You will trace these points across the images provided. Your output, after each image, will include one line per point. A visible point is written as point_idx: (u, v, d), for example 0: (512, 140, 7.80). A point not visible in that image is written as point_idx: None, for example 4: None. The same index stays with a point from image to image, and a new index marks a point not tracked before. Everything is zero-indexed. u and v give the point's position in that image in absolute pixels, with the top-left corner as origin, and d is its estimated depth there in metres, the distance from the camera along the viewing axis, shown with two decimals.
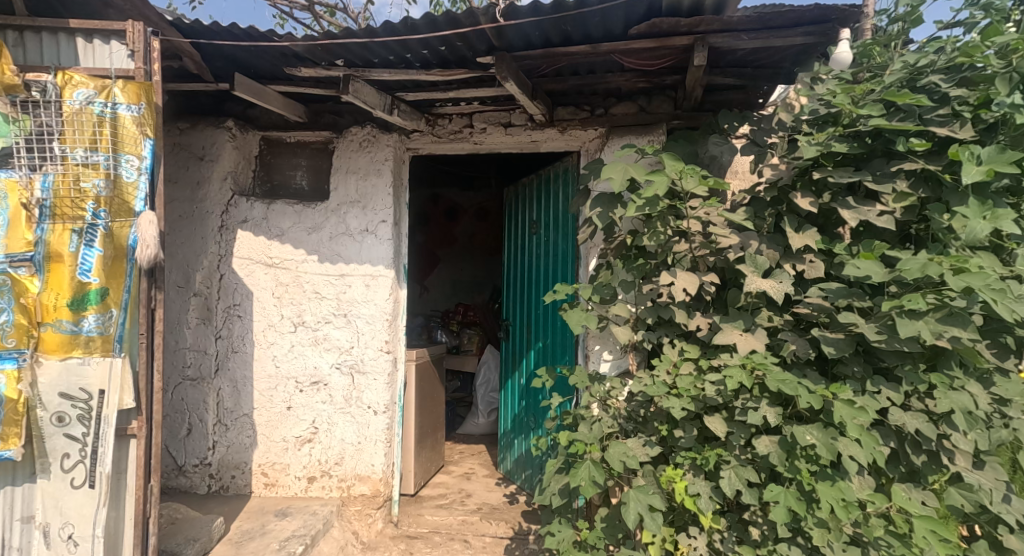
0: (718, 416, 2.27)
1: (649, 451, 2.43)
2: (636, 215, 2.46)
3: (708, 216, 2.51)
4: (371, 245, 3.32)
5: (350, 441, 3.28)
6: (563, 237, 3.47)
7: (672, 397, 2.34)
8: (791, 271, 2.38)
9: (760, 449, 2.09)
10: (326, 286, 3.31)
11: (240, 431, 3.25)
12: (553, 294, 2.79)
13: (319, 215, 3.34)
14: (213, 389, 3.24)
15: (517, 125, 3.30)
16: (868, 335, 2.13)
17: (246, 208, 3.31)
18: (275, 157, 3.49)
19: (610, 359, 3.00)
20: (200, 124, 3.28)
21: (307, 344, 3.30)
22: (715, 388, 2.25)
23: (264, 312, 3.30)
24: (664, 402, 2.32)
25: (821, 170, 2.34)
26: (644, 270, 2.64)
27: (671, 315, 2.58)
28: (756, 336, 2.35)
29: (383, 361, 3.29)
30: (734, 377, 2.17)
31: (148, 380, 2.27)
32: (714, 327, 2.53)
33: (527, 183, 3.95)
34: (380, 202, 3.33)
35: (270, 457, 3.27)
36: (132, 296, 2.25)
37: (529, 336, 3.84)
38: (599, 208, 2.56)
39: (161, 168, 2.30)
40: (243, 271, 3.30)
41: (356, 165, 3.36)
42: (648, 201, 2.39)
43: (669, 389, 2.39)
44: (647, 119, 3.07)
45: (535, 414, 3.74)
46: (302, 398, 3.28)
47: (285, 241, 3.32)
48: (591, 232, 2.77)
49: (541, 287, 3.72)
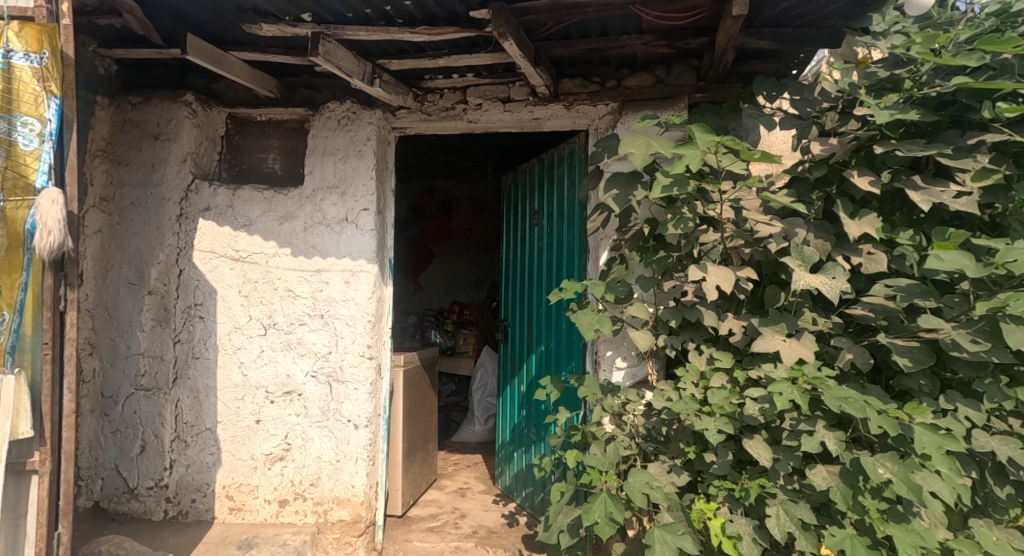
0: (761, 440, 1.89)
1: (676, 481, 2.05)
2: (659, 197, 2.05)
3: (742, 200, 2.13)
4: (351, 237, 2.93)
5: (328, 459, 2.89)
6: (570, 227, 3.08)
7: (704, 416, 1.96)
8: (845, 265, 1.99)
9: (817, 484, 1.70)
10: (300, 284, 2.92)
11: (201, 449, 2.86)
12: (559, 293, 2.39)
13: (292, 203, 2.94)
14: (171, 400, 2.83)
15: (516, 100, 2.91)
16: (961, 344, 1.77)
17: (208, 194, 2.89)
18: (244, 138, 3.08)
19: (624, 367, 2.61)
20: (154, 98, 2.84)
21: (279, 349, 2.92)
22: (757, 406, 1.87)
23: (230, 313, 2.90)
24: (695, 423, 1.95)
25: (884, 143, 1.95)
26: (665, 265, 2.27)
27: (699, 316, 2.19)
28: (802, 342, 1.97)
29: (364, 369, 2.90)
30: (782, 394, 1.78)
31: (55, 404, 1.94)
32: (750, 331, 2.15)
33: (528, 168, 3.55)
34: (361, 188, 2.94)
35: (236, 477, 2.88)
36: (29, 295, 1.95)
37: (530, 339, 3.45)
38: (615, 190, 2.16)
39: (69, 135, 1.99)
40: (206, 265, 2.89)
41: (334, 145, 2.95)
42: (676, 181, 1.98)
43: (699, 406, 2.02)
44: (666, 91, 2.69)
45: (538, 426, 3.35)
46: (273, 409, 2.90)
47: (253, 232, 2.92)
48: (603, 219, 2.41)
49: (544, 283, 3.33)
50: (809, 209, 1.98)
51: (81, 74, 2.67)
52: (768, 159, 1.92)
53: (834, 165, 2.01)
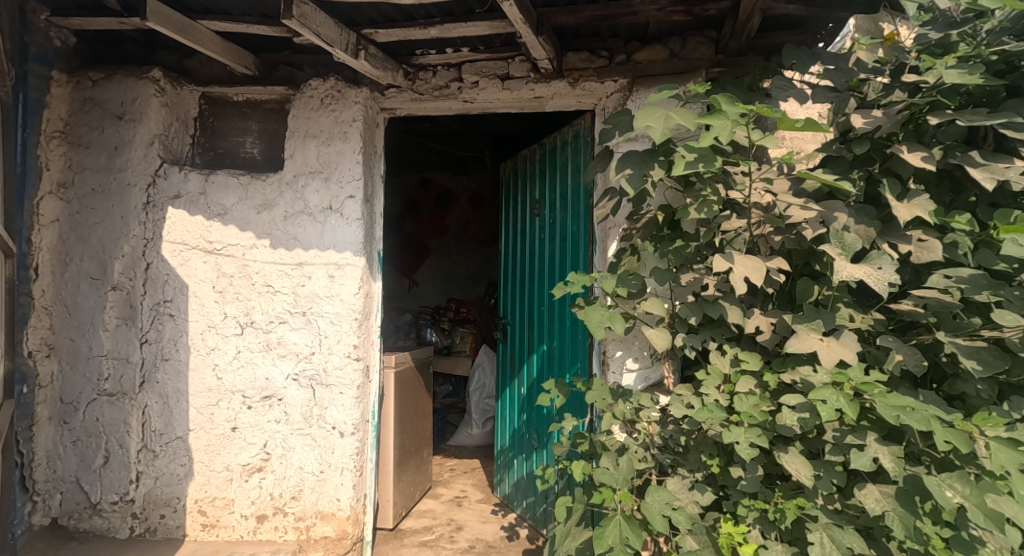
0: (798, 455, 1.65)
1: (699, 500, 1.81)
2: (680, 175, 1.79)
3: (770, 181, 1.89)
4: (336, 227, 2.68)
5: (311, 470, 2.65)
6: (575, 218, 2.83)
7: (732, 427, 1.73)
8: (892, 254, 1.74)
9: (870, 508, 1.47)
10: (279, 279, 2.68)
11: (171, 459, 2.61)
12: (564, 287, 2.14)
13: (270, 189, 2.69)
14: (137, 406, 2.58)
15: (516, 77, 2.66)
16: None
17: (179, 180, 2.64)
18: (219, 120, 2.83)
19: (636, 369, 2.37)
20: (117, 74, 2.59)
21: (257, 350, 2.67)
22: (796, 416, 1.63)
23: (203, 311, 2.66)
24: (723, 435, 1.71)
25: (940, 113, 1.70)
26: (684, 256, 2.03)
27: (722, 313, 1.97)
28: (843, 341, 1.73)
29: (351, 371, 2.67)
30: (827, 402, 1.53)
31: None
32: (780, 329, 1.91)
33: (529, 154, 3.29)
34: (346, 173, 2.69)
35: (209, 491, 2.63)
36: None
37: (531, 338, 3.20)
38: (629, 169, 1.91)
39: None
40: (176, 258, 2.64)
41: (317, 127, 2.70)
42: (701, 156, 1.72)
43: (726, 416, 1.78)
44: (680, 66, 2.44)
45: (540, 431, 3.11)
46: (251, 416, 2.66)
47: (228, 222, 2.67)
48: (614, 205, 2.18)
49: (546, 278, 3.08)
50: (854, 187, 1.73)
51: (33, 46, 2.42)
52: (814, 130, 1.57)
53: (879, 140, 1.76)
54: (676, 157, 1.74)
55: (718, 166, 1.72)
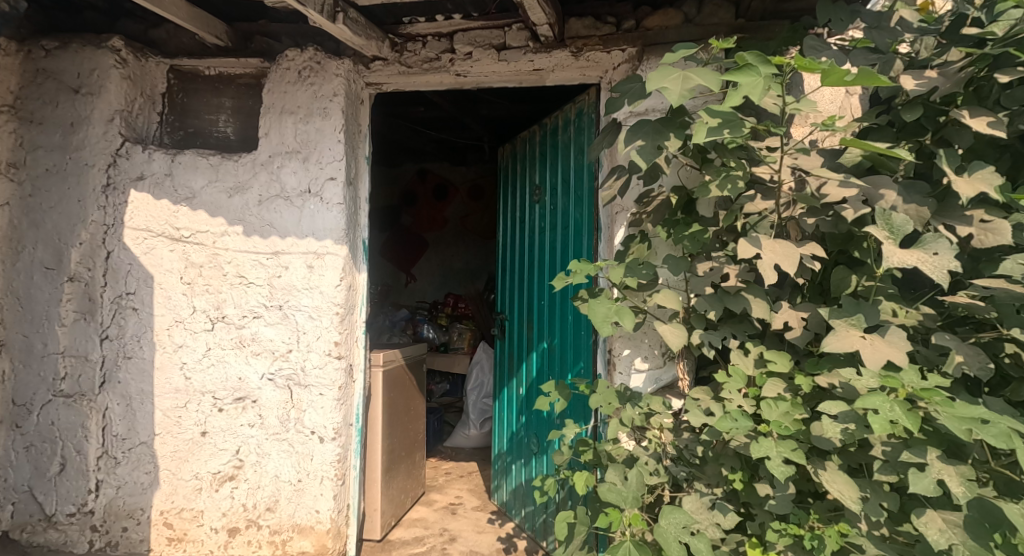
0: (839, 473, 1.42)
1: (721, 522, 1.58)
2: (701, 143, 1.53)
3: (798, 159, 1.66)
4: (315, 212, 2.45)
5: (288, 479, 2.43)
6: (577, 203, 2.59)
7: (760, 439, 1.47)
8: (950, 238, 1.49)
9: (934, 542, 1.24)
10: (254, 269, 2.45)
11: (135, 466, 2.38)
12: (566, 278, 1.90)
13: (243, 170, 2.46)
14: (96, 409, 2.34)
15: (513, 48, 2.42)
16: None
17: (142, 160, 2.41)
18: (190, 96, 2.59)
19: (645, 369, 2.13)
20: (73, 43, 2.35)
21: (229, 347, 2.45)
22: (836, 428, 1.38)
23: (170, 305, 2.42)
24: (751, 449, 1.46)
25: (1010, 70, 1.45)
26: (702, 242, 1.82)
27: (745, 307, 1.74)
28: (890, 339, 1.49)
29: (331, 371, 2.44)
30: (880, 414, 1.28)
31: None
32: (813, 324, 1.68)
33: (528, 136, 3.05)
34: (326, 153, 2.45)
35: (175, 501, 2.41)
36: None
37: (529, 335, 2.97)
38: (639, 141, 1.66)
39: None
40: (139, 246, 2.40)
41: (294, 102, 2.46)
42: (727, 121, 1.46)
43: (754, 426, 1.54)
44: (695, 32, 2.20)
45: (539, 435, 2.88)
46: (222, 419, 2.43)
47: (196, 206, 2.44)
48: (622, 185, 1.95)
49: (545, 269, 2.85)
50: (909, 156, 1.48)
51: None
52: (870, 84, 1.30)
53: (935, 104, 1.52)
54: (697, 123, 1.49)
55: (747, 131, 1.46)
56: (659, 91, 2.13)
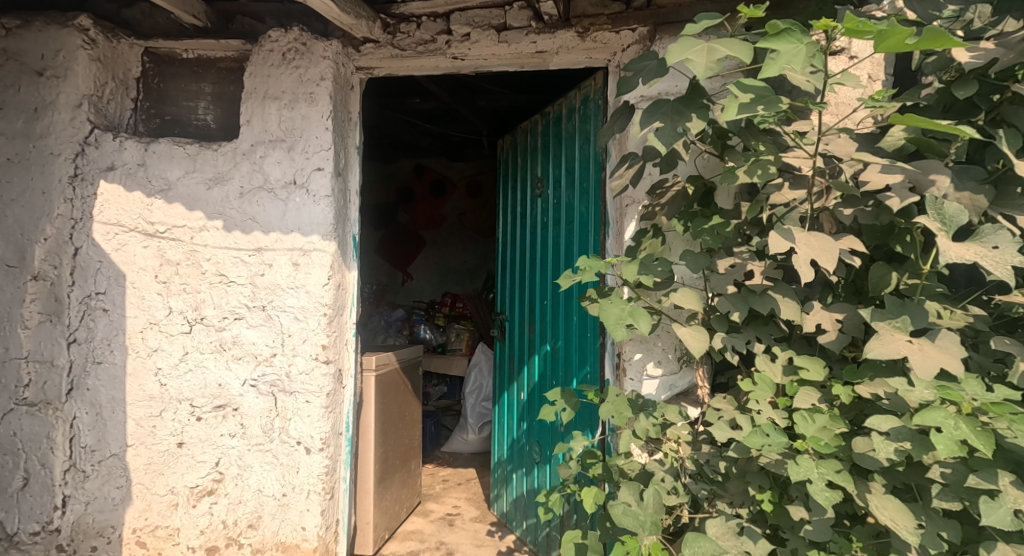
0: (890, 498, 1.26)
1: (751, 550, 1.40)
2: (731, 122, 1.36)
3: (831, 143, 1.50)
4: (302, 206, 2.27)
5: (271, 494, 2.27)
6: (583, 196, 2.41)
7: (798, 459, 1.29)
8: (1011, 229, 1.32)
9: None
10: (234, 267, 2.28)
11: (105, 481, 2.21)
12: (573, 276, 1.72)
13: (223, 160, 2.28)
14: (63, 419, 2.16)
15: (513, 28, 2.24)
16: None
17: (113, 149, 2.23)
18: (167, 81, 2.41)
19: (659, 376, 1.95)
20: (37, 21, 2.17)
21: (208, 352, 2.27)
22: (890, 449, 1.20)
23: (144, 305, 2.25)
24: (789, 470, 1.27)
25: None
26: (723, 236, 1.65)
27: (772, 307, 1.57)
28: (943, 345, 1.31)
29: (319, 377, 2.27)
30: (952, 437, 1.13)
31: None
32: (849, 327, 1.50)
33: (530, 125, 2.88)
34: (313, 141, 2.27)
35: (149, 518, 2.24)
36: None
37: (531, 336, 2.80)
38: (657, 123, 1.49)
39: None
40: (110, 243, 2.22)
41: (278, 87, 2.28)
42: (761, 97, 1.29)
43: (788, 443, 1.36)
44: (712, 9, 2.03)
45: (542, 443, 2.71)
46: (201, 429, 2.26)
47: (172, 199, 2.26)
48: (635, 174, 1.78)
49: (548, 267, 2.67)
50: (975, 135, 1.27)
51: None
52: (932, 45, 1.16)
53: (990, 79, 1.36)
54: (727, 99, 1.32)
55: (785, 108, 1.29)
56: (674, 71, 1.96)
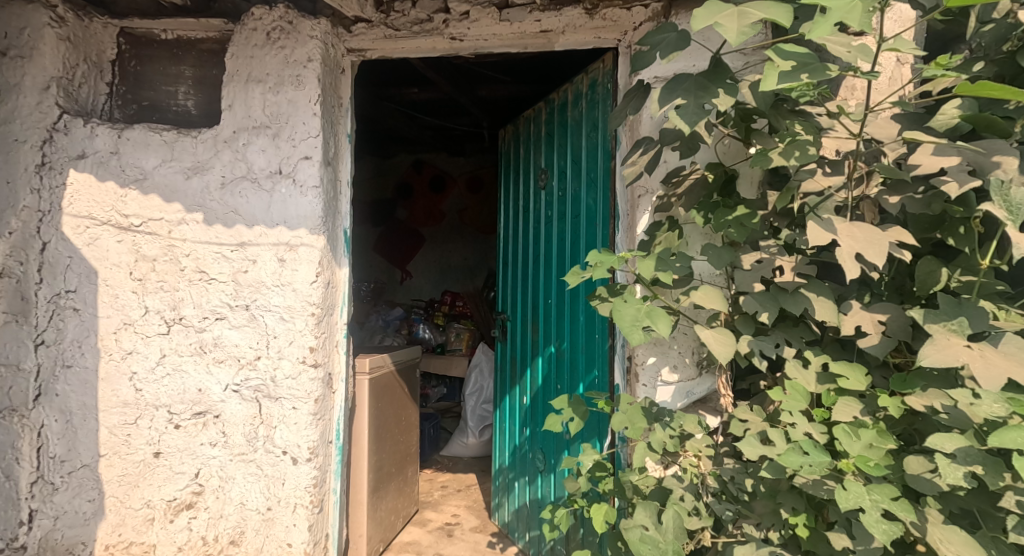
0: (954, 529, 1.13)
1: None
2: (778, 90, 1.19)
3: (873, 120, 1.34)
4: (288, 197, 2.11)
5: (255, 507, 2.11)
6: (590, 188, 2.25)
7: (846, 485, 1.13)
8: None
9: None
10: (216, 264, 2.11)
11: (76, 493, 2.05)
12: (582, 273, 1.55)
13: (202, 148, 2.11)
14: (30, 427, 2.00)
15: (516, 5, 2.07)
16: None
17: (84, 136, 2.07)
18: (145, 63, 2.25)
19: (675, 381, 1.79)
20: None
21: (187, 354, 2.11)
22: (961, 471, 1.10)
23: (118, 304, 2.09)
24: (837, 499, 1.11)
25: None
26: (750, 229, 1.49)
27: (805, 308, 1.41)
28: (1008, 351, 1.15)
29: (306, 382, 2.11)
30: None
31: None
32: (894, 330, 1.34)
33: (534, 113, 2.71)
34: (300, 128, 2.11)
35: (123, 534, 2.09)
36: None
37: (535, 337, 2.63)
38: (679, 100, 1.32)
39: None
40: (81, 237, 2.06)
41: (262, 69, 2.11)
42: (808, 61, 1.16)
43: (830, 465, 1.20)
44: None
45: (546, 451, 2.55)
46: (179, 437, 2.11)
47: (148, 189, 2.10)
48: (651, 160, 1.62)
49: (553, 264, 2.50)
50: None
51: None
52: None
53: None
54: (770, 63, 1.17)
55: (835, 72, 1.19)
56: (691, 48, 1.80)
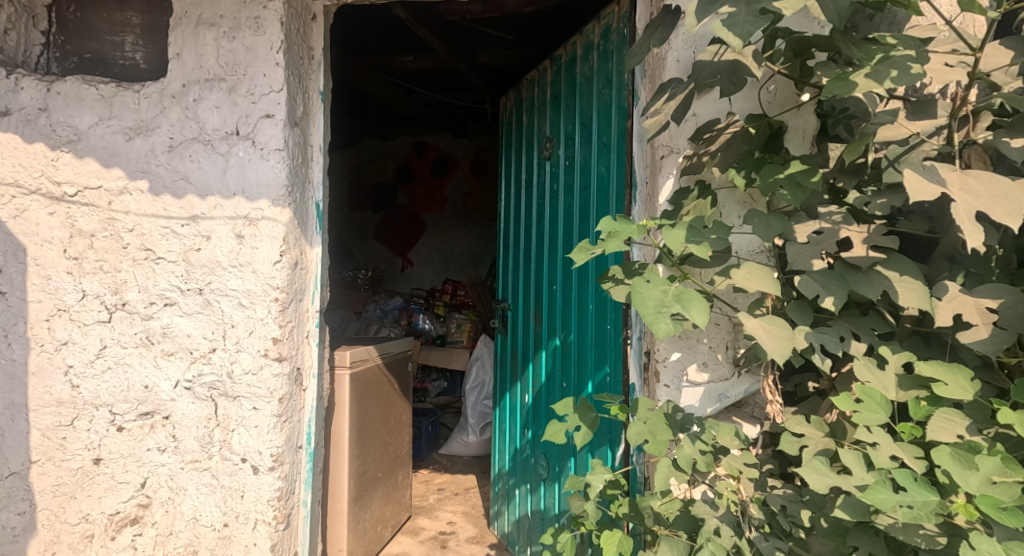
0: None
1: None
2: None
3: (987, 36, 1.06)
4: (247, 162, 1.80)
5: (211, 522, 1.83)
6: (602, 153, 1.92)
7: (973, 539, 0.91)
8: None
9: None
10: (164, 241, 1.81)
11: (4, 506, 1.77)
12: (593, 247, 1.23)
13: (147, 104, 1.81)
14: None
15: None
16: None
17: (8, 88, 1.76)
18: (85, 9, 1.91)
19: (706, 382, 1.46)
20: None
21: (132, 345, 1.81)
22: None
23: (50, 287, 1.78)
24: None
25: None
26: (808, 192, 1.16)
27: (884, 290, 1.09)
28: None
29: (269, 379, 1.81)
30: None
31: None
32: (1008, 322, 1.03)
33: (537, 73, 2.38)
34: (260, 80, 1.80)
35: (60, 552, 1.80)
36: None
37: (538, 328, 2.32)
38: (724, 10, 1.00)
39: None
40: (6, 207, 1.76)
41: (215, 10, 1.81)
42: None
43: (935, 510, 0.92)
44: None
45: (549, 457, 2.24)
46: (122, 442, 1.81)
47: (83, 151, 1.79)
48: (680, 106, 1.30)
49: (559, 244, 2.18)
50: None
51: None
52: None
53: None
54: None
55: None
56: None
